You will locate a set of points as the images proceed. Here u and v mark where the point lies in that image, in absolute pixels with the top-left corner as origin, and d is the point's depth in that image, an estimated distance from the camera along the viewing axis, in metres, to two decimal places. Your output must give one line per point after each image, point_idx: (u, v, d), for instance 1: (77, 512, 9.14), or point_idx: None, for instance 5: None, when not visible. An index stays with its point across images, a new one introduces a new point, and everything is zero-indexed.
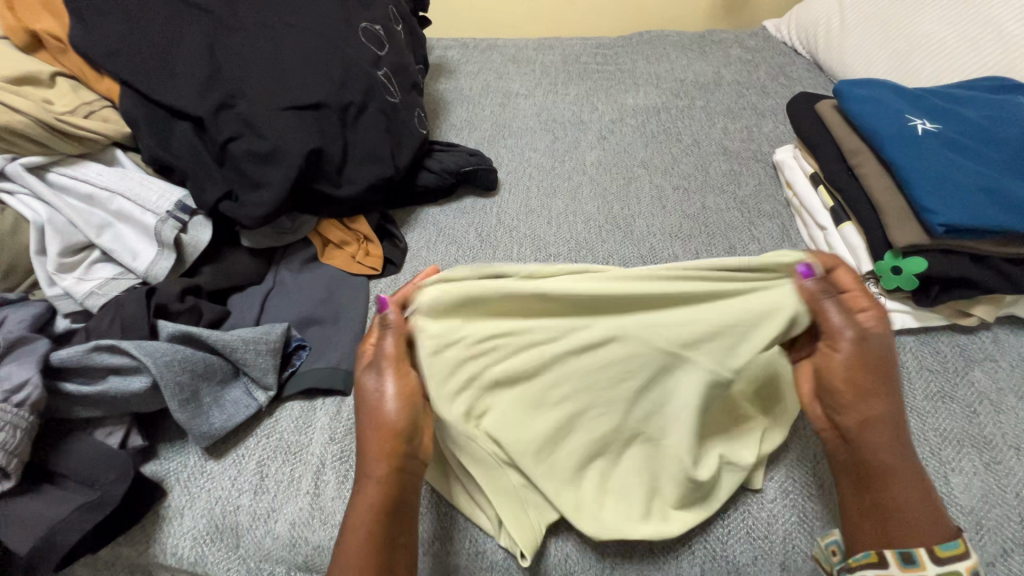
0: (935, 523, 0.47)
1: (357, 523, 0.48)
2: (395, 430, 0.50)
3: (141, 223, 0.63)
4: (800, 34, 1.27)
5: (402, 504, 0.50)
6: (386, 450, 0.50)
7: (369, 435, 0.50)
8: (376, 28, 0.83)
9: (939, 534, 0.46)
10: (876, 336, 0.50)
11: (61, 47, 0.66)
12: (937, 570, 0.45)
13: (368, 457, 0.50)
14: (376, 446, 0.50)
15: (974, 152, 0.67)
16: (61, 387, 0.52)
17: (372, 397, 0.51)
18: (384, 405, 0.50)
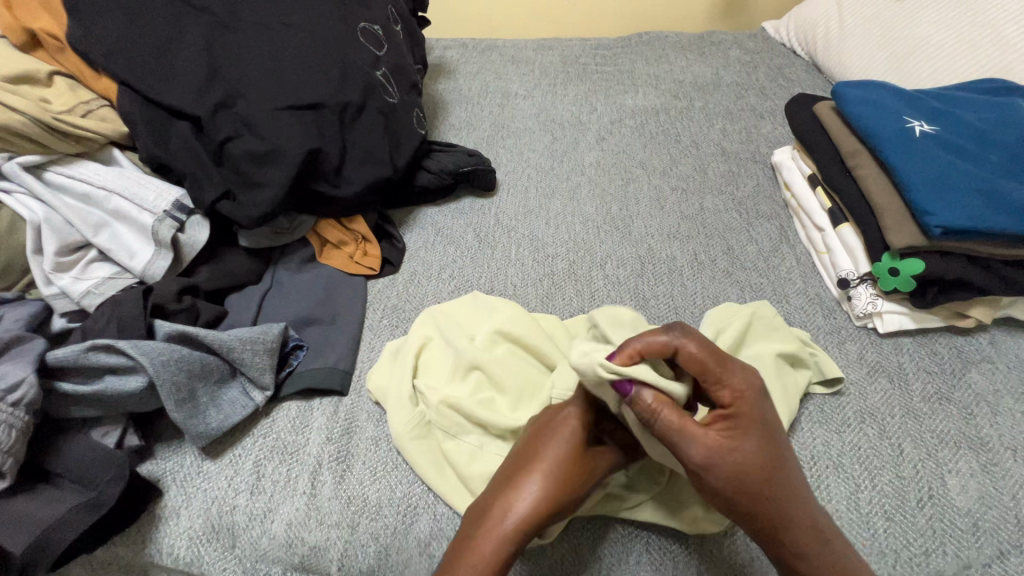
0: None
1: (478, 559, 0.43)
2: (530, 507, 0.45)
3: (139, 222, 0.63)
4: (799, 35, 1.27)
5: (506, 571, 0.44)
6: (501, 528, 0.44)
7: (484, 518, 0.45)
8: (375, 28, 0.83)
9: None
10: (748, 444, 0.44)
11: (59, 45, 0.66)
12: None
13: (490, 523, 0.45)
14: (528, 511, 0.45)
15: (971, 155, 0.67)
16: (57, 387, 0.52)
17: (587, 467, 0.47)
18: (548, 477, 0.46)
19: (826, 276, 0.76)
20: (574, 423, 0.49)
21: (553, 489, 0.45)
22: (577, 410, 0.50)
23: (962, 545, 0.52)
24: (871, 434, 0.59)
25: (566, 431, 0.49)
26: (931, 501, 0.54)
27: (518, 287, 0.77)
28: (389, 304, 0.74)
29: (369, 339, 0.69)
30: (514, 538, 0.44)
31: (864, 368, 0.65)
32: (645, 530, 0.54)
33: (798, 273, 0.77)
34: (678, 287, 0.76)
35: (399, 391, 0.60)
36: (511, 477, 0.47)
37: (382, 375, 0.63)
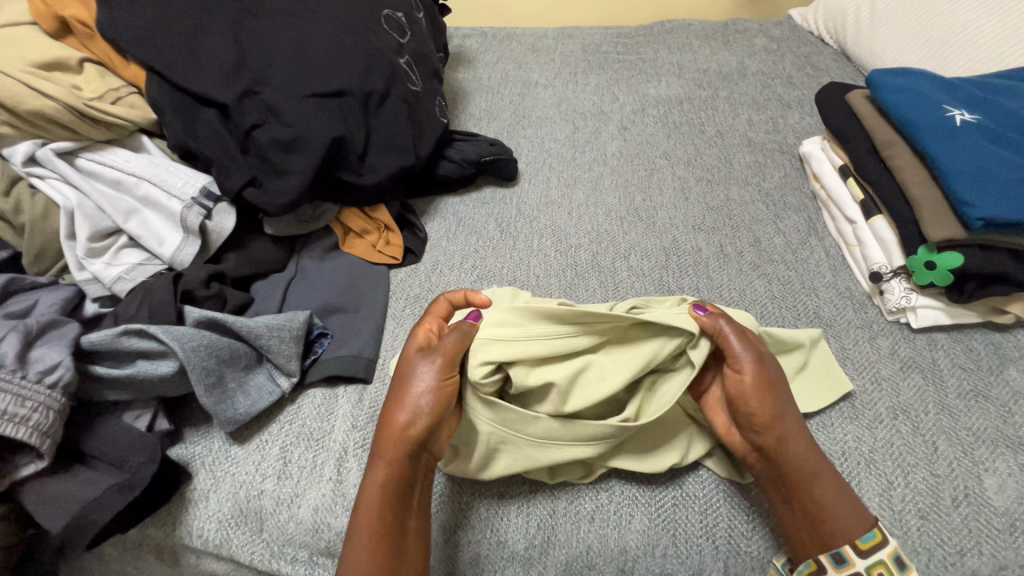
0: (857, 516, 0.48)
1: (370, 492, 0.49)
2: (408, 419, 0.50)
3: (167, 209, 0.63)
4: (828, 23, 1.24)
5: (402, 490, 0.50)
6: (395, 443, 0.50)
7: (381, 436, 0.51)
8: (399, 15, 0.82)
9: (858, 528, 0.48)
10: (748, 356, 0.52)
11: (88, 32, 0.66)
12: (863, 564, 0.47)
13: (390, 438, 0.50)
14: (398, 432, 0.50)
15: (1015, 144, 0.65)
16: (91, 370, 0.52)
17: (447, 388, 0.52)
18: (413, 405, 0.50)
19: (857, 270, 0.74)
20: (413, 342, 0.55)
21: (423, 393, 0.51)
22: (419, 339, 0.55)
23: (999, 545, 0.50)
24: (904, 431, 0.57)
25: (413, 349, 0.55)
26: (968, 500, 0.53)
27: (541, 278, 0.76)
28: (412, 293, 0.74)
29: (392, 328, 0.69)
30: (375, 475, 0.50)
31: (895, 363, 0.63)
32: (672, 522, 0.53)
33: (827, 267, 0.75)
34: (703, 279, 0.75)
35: None
36: (389, 404, 0.52)
37: None
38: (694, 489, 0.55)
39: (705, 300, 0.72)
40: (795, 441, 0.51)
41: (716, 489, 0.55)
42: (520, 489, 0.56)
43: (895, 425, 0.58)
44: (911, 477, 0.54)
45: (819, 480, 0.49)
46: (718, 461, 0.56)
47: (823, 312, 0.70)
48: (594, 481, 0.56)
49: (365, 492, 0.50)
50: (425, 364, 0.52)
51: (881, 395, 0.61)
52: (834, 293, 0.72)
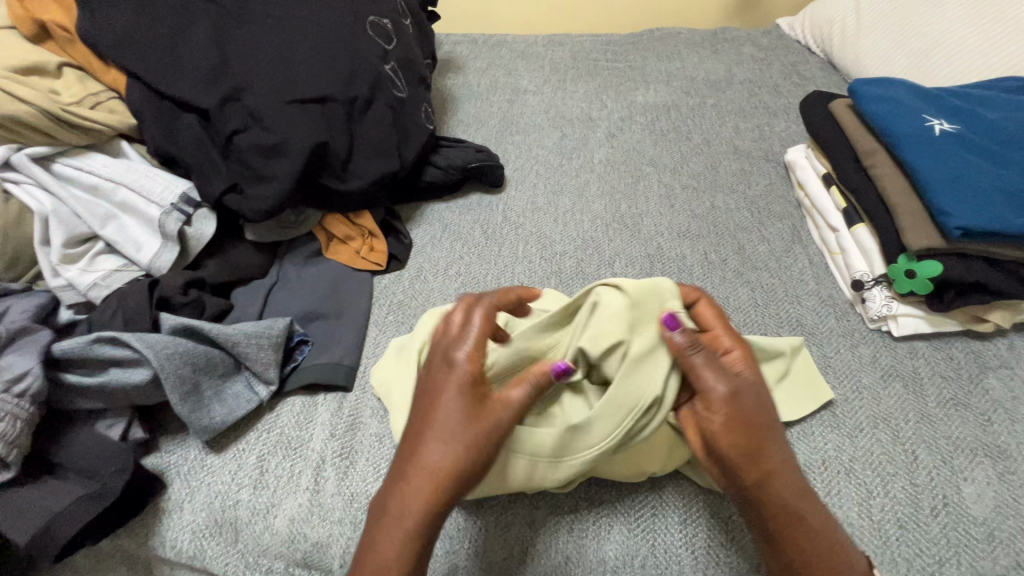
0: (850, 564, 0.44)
1: (387, 548, 0.42)
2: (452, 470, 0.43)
3: (145, 215, 0.62)
4: (815, 32, 1.25)
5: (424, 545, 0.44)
6: (430, 496, 0.43)
7: (413, 483, 0.43)
8: (385, 21, 0.82)
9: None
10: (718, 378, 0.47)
11: (68, 37, 0.66)
12: None
13: (424, 487, 0.43)
14: (425, 480, 0.43)
15: (993, 154, 0.65)
16: (62, 378, 0.51)
17: (482, 425, 0.44)
18: (444, 444, 0.43)
19: (840, 278, 0.74)
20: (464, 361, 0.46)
21: (471, 439, 0.43)
22: (465, 359, 0.47)
23: (978, 555, 0.50)
24: (884, 440, 0.57)
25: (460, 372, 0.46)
26: (946, 510, 0.53)
27: (525, 285, 0.76)
28: (394, 299, 0.73)
29: (375, 335, 0.69)
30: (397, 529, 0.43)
31: (877, 372, 0.63)
32: (651, 532, 0.53)
33: (811, 275, 0.75)
34: (687, 287, 0.75)
35: (400, 391, 0.58)
36: (422, 444, 0.44)
37: (387, 372, 0.61)
38: (673, 498, 0.55)
39: None
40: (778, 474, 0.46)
41: (695, 499, 0.55)
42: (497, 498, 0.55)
43: (876, 434, 0.58)
44: (891, 486, 0.54)
45: (806, 521, 0.45)
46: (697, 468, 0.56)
47: (806, 319, 0.70)
48: (574, 490, 0.56)
49: (381, 545, 0.42)
50: (469, 401, 0.45)
51: (861, 403, 0.61)
52: (817, 301, 0.72)
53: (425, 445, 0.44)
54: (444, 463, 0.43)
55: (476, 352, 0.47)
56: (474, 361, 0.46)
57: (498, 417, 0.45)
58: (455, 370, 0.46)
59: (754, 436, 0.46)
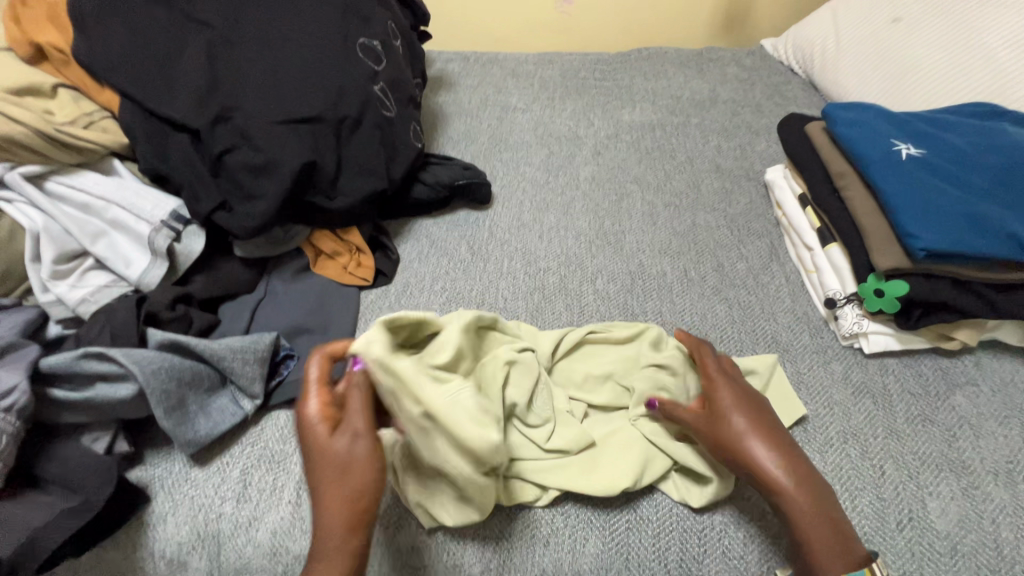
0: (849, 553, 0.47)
1: None
2: (364, 488, 0.48)
3: (135, 232, 0.64)
4: (796, 54, 1.28)
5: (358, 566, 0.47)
6: (354, 517, 0.47)
7: (332, 513, 0.47)
8: (375, 43, 0.85)
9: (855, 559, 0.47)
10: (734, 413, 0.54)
11: (64, 58, 0.68)
12: None
13: (341, 510, 0.47)
14: (348, 494, 0.47)
15: (957, 178, 0.68)
16: (48, 393, 0.52)
17: (330, 453, 0.48)
18: (354, 470, 0.48)
19: (814, 295, 0.76)
20: (312, 404, 0.51)
21: (372, 459, 0.48)
22: (317, 408, 0.51)
23: (941, 569, 0.52)
24: (853, 455, 0.59)
25: (314, 410, 0.51)
26: (911, 524, 0.54)
27: (508, 301, 0.77)
28: (380, 314, 0.75)
29: None
30: (336, 561, 0.46)
31: (848, 388, 0.65)
32: (625, 545, 0.54)
33: (787, 292, 0.77)
34: (667, 303, 0.77)
35: None
36: (326, 482, 0.48)
37: None
38: (648, 512, 0.56)
39: (668, 324, 0.74)
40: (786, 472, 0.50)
41: (670, 513, 0.56)
42: None
43: (845, 449, 0.60)
44: (859, 500, 0.56)
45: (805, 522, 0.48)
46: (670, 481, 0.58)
47: (781, 336, 0.72)
48: (550, 504, 0.57)
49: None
50: (348, 437, 0.49)
51: (832, 419, 0.62)
52: (792, 318, 0.74)
53: (339, 472, 0.48)
54: (354, 488, 0.47)
55: (323, 398, 0.52)
56: (321, 405, 0.51)
57: (365, 436, 0.49)
58: (310, 413, 0.50)
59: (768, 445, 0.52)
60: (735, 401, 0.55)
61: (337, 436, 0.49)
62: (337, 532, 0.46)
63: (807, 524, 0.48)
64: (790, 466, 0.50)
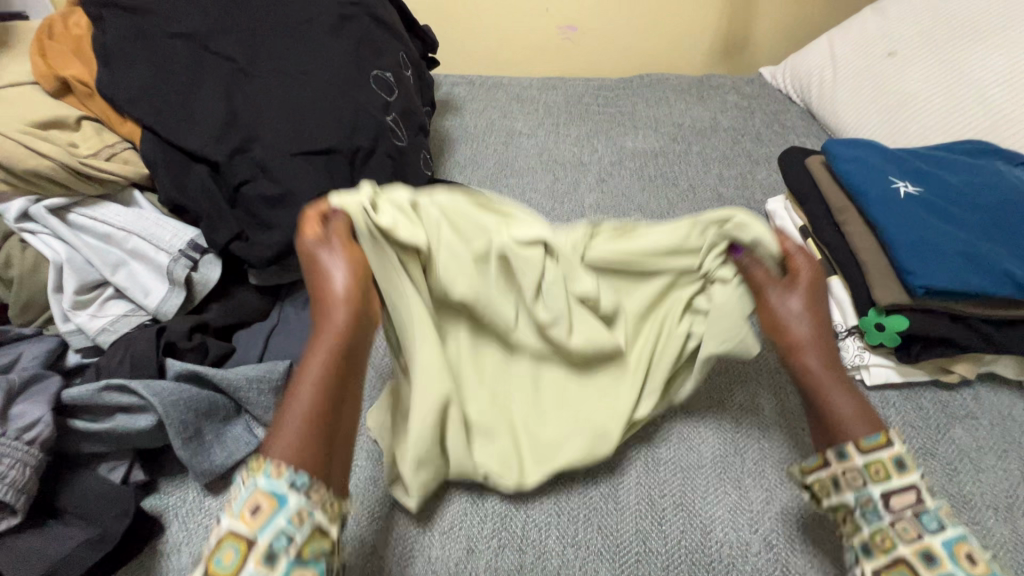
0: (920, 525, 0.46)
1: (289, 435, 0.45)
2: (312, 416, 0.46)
3: (154, 262, 0.65)
4: (794, 83, 1.32)
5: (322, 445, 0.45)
6: (330, 371, 0.48)
7: (319, 347, 0.50)
8: (387, 74, 0.87)
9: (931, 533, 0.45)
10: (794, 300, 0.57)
11: (88, 91, 0.70)
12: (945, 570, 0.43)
13: (329, 331, 0.51)
14: (323, 356, 0.49)
15: (952, 216, 0.70)
16: (70, 424, 0.53)
17: (329, 311, 0.52)
18: (342, 303, 0.53)
19: None
20: (331, 257, 0.55)
21: (353, 323, 0.52)
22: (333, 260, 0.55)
23: None
24: None
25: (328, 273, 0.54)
26: None
27: None
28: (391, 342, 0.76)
29: (370, 377, 0.71)
30: (306, 396, 0.47)
31: None
32: None
33: None
34: None
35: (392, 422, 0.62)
36: (317, 321, 0.52)
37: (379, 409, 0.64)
38: (658, 544, 0.57)
39: None
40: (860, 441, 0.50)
41: (680, 545, 0.56)
42: (488, 542, 0.57)
43: None
44: None
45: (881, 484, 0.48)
46: (680, 512, 0.59)
47: None
48: (561, 534, 0.57)
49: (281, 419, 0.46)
50: (332, 259, 0.55)
51: None
52: None
53: (299, 383, 0.48)
54: (346, 342, 0.51)
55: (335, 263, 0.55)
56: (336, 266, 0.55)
57: (346, 317, 0.52)
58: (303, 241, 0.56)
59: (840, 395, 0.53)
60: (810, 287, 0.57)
61: (331, 269, 0.55)
62: (322, 369, 0.48)
63: (835, 399, 0.52)
64: (827, 361, 0.54)
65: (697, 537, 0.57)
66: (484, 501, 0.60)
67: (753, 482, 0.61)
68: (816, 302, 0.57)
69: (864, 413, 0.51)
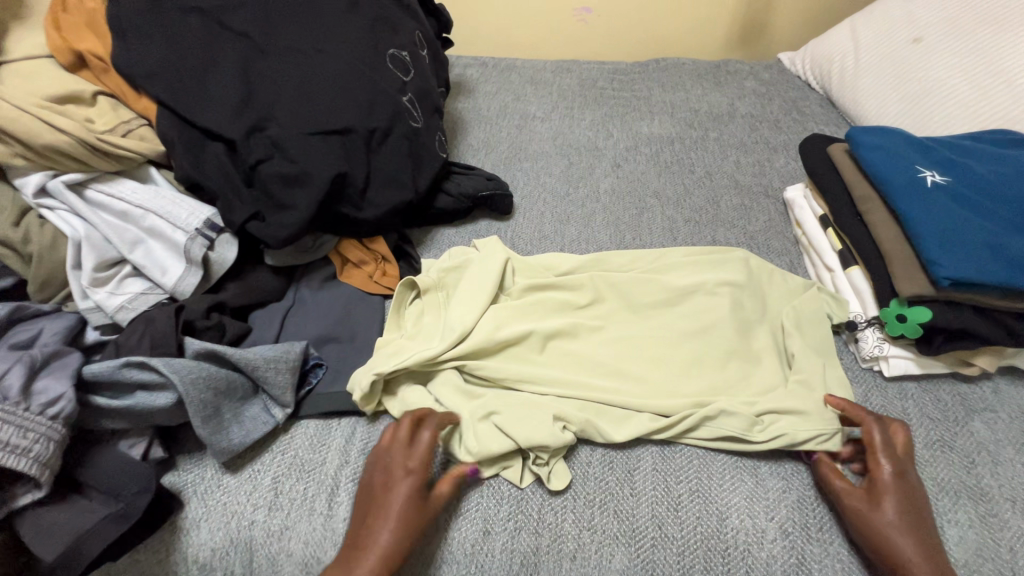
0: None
1: None
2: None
3: (171, 240, 0.65)
4: (814, 70, 1.29)
5: None
6: None
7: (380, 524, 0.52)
8: (403, 54, 0.85)
9: None
10: (885, 466, 0.56)
11: (103, 66, 0.69)
12: None
13: (384, 514, 0.53)
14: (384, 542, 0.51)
15: (981, 208, 0.69)
16: (91, 400, 0.53)
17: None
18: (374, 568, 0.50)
19: None
20: (411, 480, 0.55)
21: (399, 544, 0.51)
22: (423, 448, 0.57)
23: None
24: None
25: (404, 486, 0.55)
26: None
27: None
28: None
29: None
30: None
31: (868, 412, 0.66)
32: (650, 562, 0.55)
33: None
34: None
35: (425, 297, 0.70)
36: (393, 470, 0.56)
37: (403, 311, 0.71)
38: (673, 529, 0.57)
39: None
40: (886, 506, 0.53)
41: (694, 530, 0.57)
42: (504, 524, 0.57)
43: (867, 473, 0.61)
44: None
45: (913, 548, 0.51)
46: (696, 499, 0.58)
47: None
48: (577, 517, 0.58)
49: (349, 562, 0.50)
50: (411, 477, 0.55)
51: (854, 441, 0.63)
52: None
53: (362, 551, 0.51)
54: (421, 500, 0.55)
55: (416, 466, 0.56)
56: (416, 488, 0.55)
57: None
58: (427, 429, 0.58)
59: (914, 510, 0.54)
60: (898, 492, 0.54)
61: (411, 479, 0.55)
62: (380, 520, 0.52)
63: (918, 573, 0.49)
64: (916, 534, 0.52)
65: (712, 523, 0.57)
66: (496, 486, 0.60)
67: (769, 471, 0.61)
68: (910, 499, 0.54)
69: (919, 539, 0.51)
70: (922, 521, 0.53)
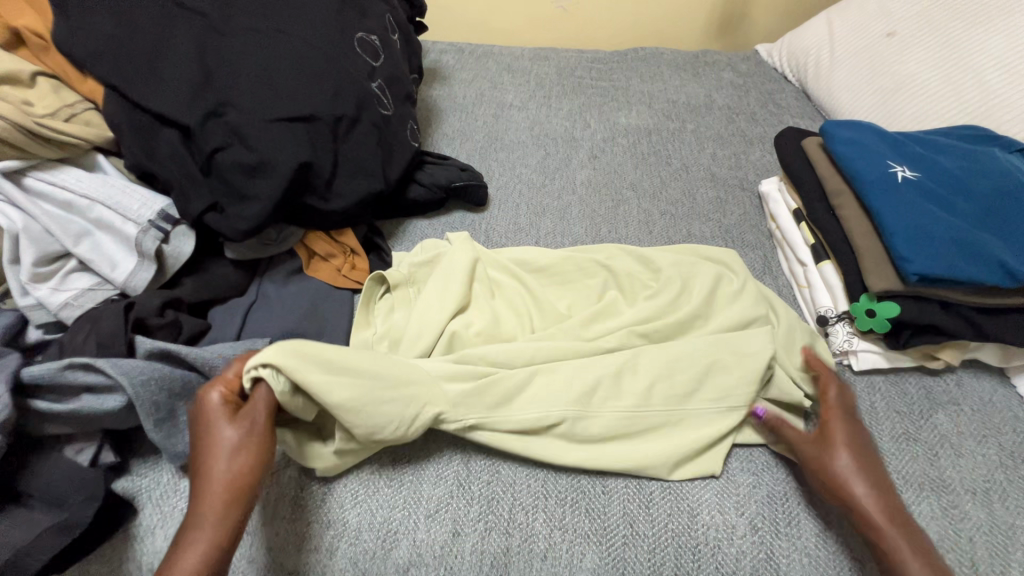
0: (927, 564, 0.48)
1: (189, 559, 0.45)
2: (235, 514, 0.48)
3: (121, 232, 0.61)
4: (790, 62, 1.29)
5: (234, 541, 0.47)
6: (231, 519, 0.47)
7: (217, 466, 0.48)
8: (372, 38, 0.82)
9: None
10: (836, 395, 0.59)
11: (43, 45, 0.64)
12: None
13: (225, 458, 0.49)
14: (221, 490, 0.48)
15: (950, 204, 0.70)
16: (31, 405, 0.50)
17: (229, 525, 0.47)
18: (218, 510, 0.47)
19: (806, 310, 0.78)
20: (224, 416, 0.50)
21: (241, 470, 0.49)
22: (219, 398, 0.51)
23: None
24: None
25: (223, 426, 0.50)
26: None
27: None
28: None
29: None
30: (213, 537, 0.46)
31: None
32: (621, 561, 0.54)
33: None
34: None
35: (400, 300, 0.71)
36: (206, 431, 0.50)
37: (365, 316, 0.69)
38: (644, 526, 0.56)
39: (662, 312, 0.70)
40: (835, 461, 0.54)
41: (665, 527, 0.56)
42: (474, 523, 0.56)
43: None
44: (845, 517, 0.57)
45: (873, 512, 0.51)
46: (667, 496, 0.58)
47: None
48: (549, 516, 0.56)
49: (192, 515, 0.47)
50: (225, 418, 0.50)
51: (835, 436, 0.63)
52: None
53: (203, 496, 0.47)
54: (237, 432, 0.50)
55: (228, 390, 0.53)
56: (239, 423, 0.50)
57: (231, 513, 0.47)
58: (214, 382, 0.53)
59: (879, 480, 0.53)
60: (852, 447, 0.55)
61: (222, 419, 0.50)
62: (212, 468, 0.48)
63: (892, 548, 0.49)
64: (881, 498, 0.51)
65: (683, 519, 0.57)
66: (467, 485, 0.58)
67: (739, 466, 0.61)
68: (865, 455, 0.54)
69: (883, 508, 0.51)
70: (884, 483, 0.53)
